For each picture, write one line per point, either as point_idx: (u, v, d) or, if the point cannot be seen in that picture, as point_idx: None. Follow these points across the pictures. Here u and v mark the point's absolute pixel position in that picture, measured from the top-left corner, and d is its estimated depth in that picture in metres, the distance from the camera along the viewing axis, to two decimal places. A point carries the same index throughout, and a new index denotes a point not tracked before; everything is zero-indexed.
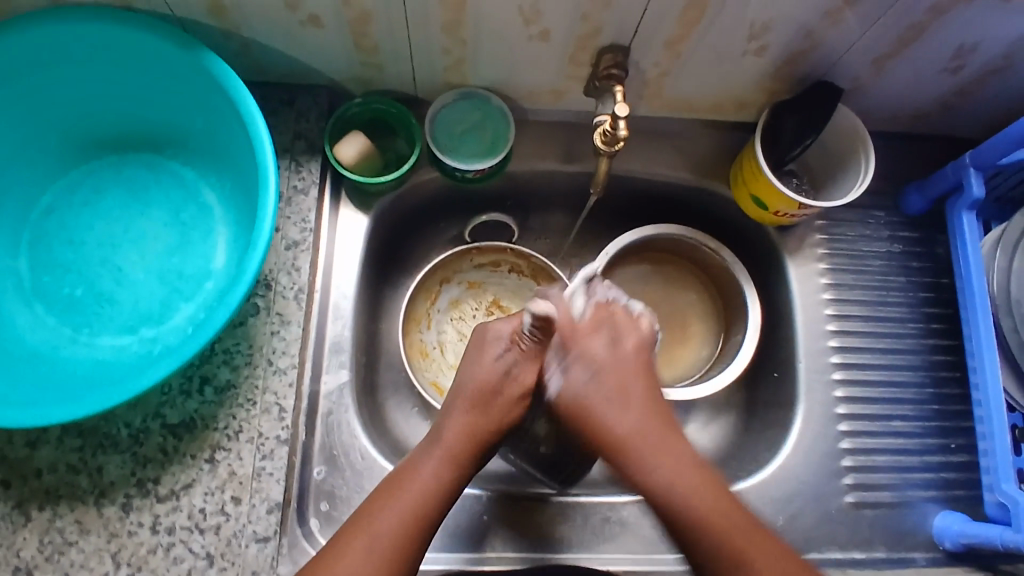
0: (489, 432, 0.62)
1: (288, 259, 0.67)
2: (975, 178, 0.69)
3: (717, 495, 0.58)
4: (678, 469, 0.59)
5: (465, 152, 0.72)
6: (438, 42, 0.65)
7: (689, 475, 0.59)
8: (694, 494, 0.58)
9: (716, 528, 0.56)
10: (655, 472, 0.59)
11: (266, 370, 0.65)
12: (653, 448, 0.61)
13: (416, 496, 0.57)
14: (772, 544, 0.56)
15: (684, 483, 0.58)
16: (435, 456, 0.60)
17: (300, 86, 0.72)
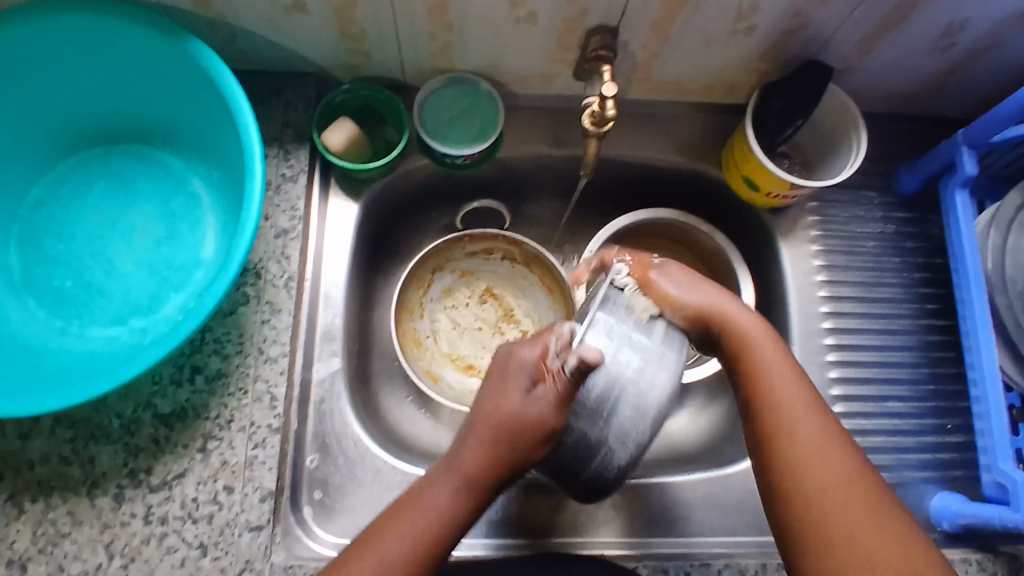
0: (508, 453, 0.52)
1: (278, 247, 0.67)
2: (969, 156, 0.68)
3: (830, 455, 0.51)
4: (811, 424, 0.53)
5: (454, 139, 0.71)
6: (424, 26, 0.64)
7: (811, 426, 0.52)
8: (814, 443, 0.52)
9: (806, 485, 0.51)
10: (793, 403, 0.54)
11: (257, 358, 0.64)
12: (784, 368, 0.56)
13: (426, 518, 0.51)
14: (879, 522, 0.49)
15: (812, 438, 0.52)
16: (474, 441, 0.52)
17: (287, 74, 0.72)
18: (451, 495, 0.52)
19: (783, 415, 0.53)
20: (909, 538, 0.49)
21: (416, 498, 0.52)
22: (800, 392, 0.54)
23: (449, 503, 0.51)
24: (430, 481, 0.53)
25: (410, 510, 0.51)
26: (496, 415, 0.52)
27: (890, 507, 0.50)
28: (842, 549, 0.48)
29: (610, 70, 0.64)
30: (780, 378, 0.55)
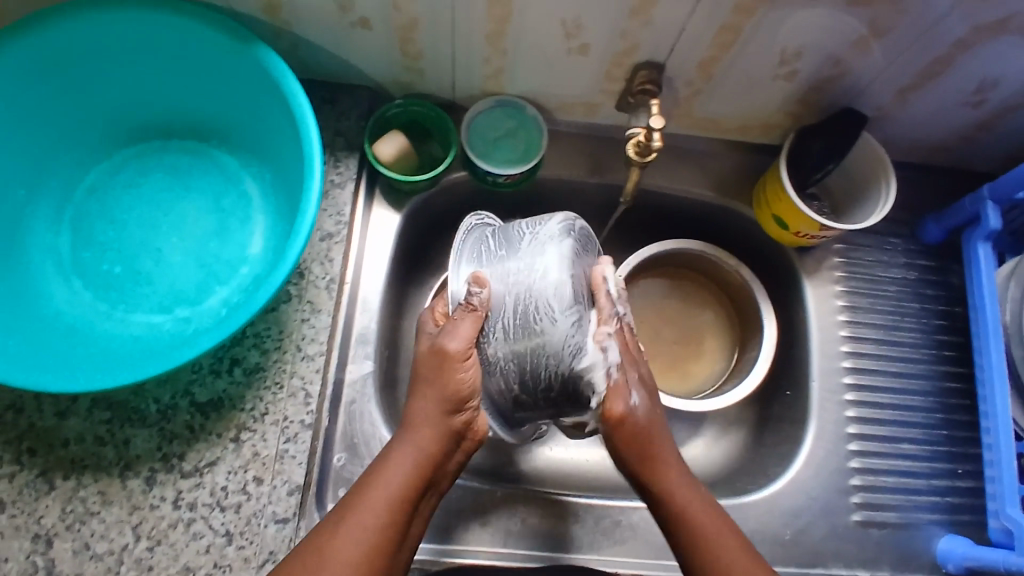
0: (433, 457, 0.55)
1: (322, 249, 0.69)
2: (993, 210, 0.71)
3: (709, 511, 0.58)
4: (688, 490, 0.59)
5: (498, 157, 0.74)
6: (480, 50, 0.67)
7: (696, 504, 0.58)
8: (699, 512, 0.58)
9: (701, 537, 0.57)
10: (674, 490, 0.58)
11: (295, 355, 0.66)
12: (675, 467, 0.59)
13: (385, 500, 0.53)
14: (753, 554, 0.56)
15: (696, 507, 0.58)
16: (403, 451, 0.55)
17: (344, 86, 0.75)
18: (408, 467, 0.54)
19: (676, 505, 0.58)
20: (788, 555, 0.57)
21: (379, 477, 0.54)
22: (673, 471, 0.59)
23: (407, 477, 0.54)
24: (387, 457, 0.55)
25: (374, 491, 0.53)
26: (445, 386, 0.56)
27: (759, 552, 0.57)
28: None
29: (656, 103, 0.67)
30: (669, 472, 0.59)
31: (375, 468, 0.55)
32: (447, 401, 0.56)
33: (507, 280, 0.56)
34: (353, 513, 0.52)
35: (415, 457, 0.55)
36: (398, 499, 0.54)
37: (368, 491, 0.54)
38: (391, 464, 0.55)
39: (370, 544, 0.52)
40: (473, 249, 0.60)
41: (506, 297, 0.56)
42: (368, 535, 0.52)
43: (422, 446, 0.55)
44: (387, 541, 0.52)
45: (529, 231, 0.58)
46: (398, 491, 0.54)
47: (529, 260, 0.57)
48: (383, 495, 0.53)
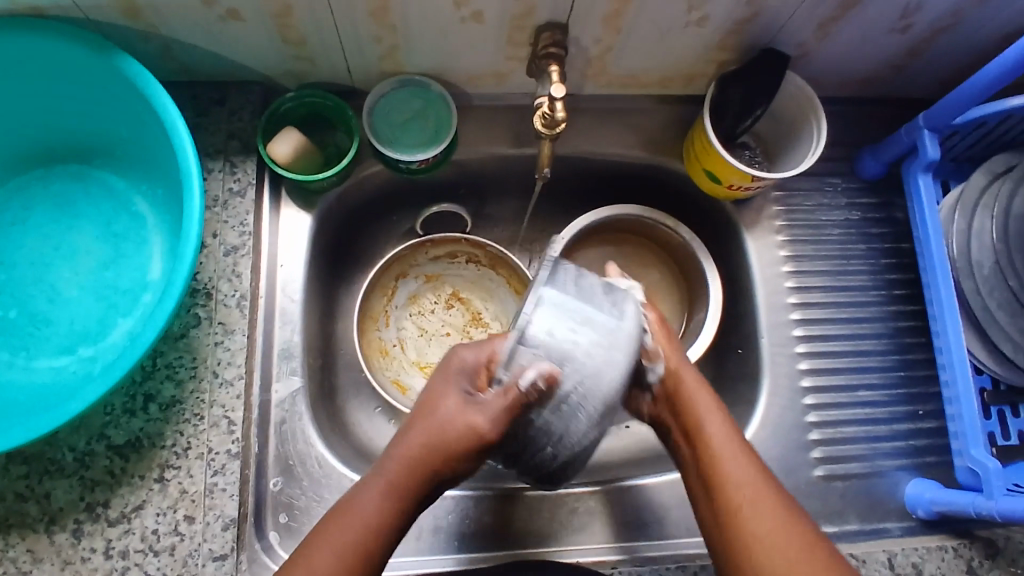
0: (410, 502, 0.52)
1: (228, 265, 0.65)
2: (930, 140, 0.67)
3: (743, 465, 0.55)
4: (719, 427, 0.57)
5: (406, 142, 0.69)
6: (367, 28, 0.62)
7: (726, 442, 0.57)
8: (722, 446, 0.56)
9: (725, 475, 0.55)
10: (707, 428, 0.57)
11: (212, 382, 0.62)
12: (712, 413, 0.58)
13: (353, 543, 0.50)
14: (772, 498, 0.54)
15: (733, 460, 0.56)
16: (373, 495, 0.51)
17: (231, 84, 0.69)
18: (383, 510, 0.51)
19: (708, 438, 0.57)
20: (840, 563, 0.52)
21: (341, 516, 0.51)
22: (706, 404, 0.58)
23: (382, 509, 0.51)
24: (357, 493, 0.52)
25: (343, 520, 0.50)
26: (433, 435, 0.51)
27: (791, 503, 0.55)
28: (736, 526, 0.53)
29: (558, 69, 0.62)
30: (700, 425, 0.57)
31: (340, 506, 0.52)
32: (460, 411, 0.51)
33: (590, 350, 0.49)
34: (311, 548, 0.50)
35: (412, 455, 0.52)
36: (376, 522, 0.51)
37: (330, 526, 0.50)
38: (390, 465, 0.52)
39: None
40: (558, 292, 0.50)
41: (582, 365, 0.48)
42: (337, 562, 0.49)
43: (394, 493, 0.52)
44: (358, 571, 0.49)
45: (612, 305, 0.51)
46: (384, 500, 0.51)
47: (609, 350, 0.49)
48: (358, 511, 0.51)
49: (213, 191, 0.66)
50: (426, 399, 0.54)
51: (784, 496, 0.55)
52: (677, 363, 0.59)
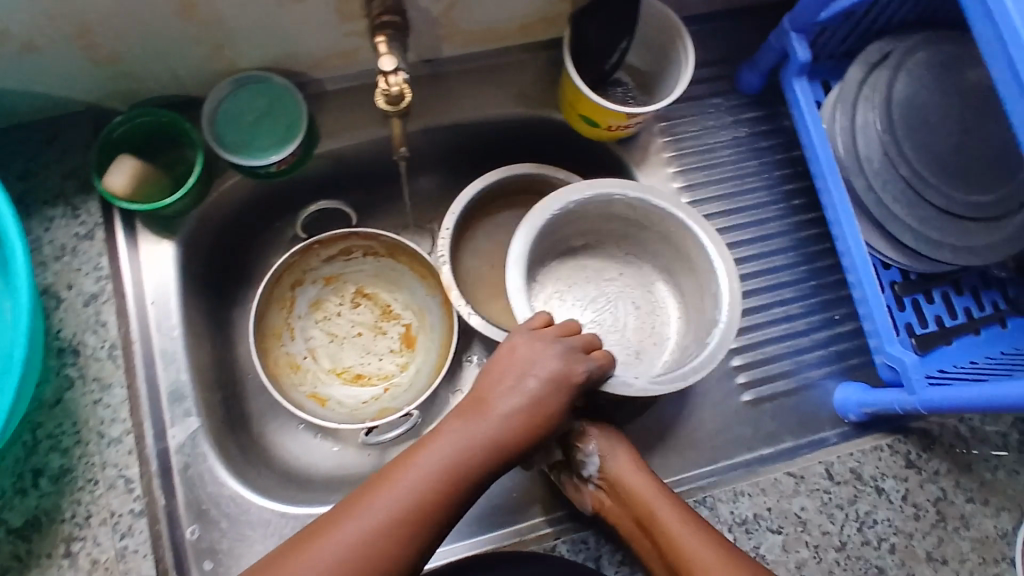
0: (484, 460, 0.52)
1: (90, 315, 0.60)
2: (799, 42, 0.65)
3: (698, 537, 0.55)
4: (665, 505, 0.57)
5: (260, 146, 0.63)
6: (179, 31, 0.56)
7: (672, 514, 0.56)
8: (672, 520, 0.56)
9: (681, 551, 0.54)
10: (657, 512, 0.56)
11: (100, 443, 0.58)
12: (659, 495, 0.58)
13: (410, 488, 0.50)
14: (725, 563, 0.53)
15: (687, 537, 0.55)
16: (452, 434, 0.52)
17: (56, 119, 0.63)
18: (454, 453, 0.51)
19: (660, 522, 0.56)
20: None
21: (415, 453, 0.52)
22: (648, 480, 0.58)
23: (454, 450, 0.51)
24: (434, 436, 0.53)
25: (394, 483, 0.50)
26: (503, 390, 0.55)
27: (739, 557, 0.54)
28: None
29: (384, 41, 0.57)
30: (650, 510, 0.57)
31: (421, 441, 0.53)
32: (566, 383, 0.55)
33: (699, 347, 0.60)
34: (379, 483, 0.50)
35: (470, 440, 0.52)
36: (424, 498, 0.50)
37: (403, 461, 0.51)
38: (440, 445, 0.52)
39: (381, 525, 0.48)
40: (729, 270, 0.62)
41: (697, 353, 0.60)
42: (378, 527, 0.48)
43: (473, 440, 0.52)
44: (379, 558, 0.47)
45: (671, 311, 0.71)
46: (433, 479, 0.50)
47: (645, 341, 0.70)
48: (406, 483, 0.50)
49: (58, 240, 0.61)
50: (481, 391, 0.55)
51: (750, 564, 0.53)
52: (613, 459, 0.60)
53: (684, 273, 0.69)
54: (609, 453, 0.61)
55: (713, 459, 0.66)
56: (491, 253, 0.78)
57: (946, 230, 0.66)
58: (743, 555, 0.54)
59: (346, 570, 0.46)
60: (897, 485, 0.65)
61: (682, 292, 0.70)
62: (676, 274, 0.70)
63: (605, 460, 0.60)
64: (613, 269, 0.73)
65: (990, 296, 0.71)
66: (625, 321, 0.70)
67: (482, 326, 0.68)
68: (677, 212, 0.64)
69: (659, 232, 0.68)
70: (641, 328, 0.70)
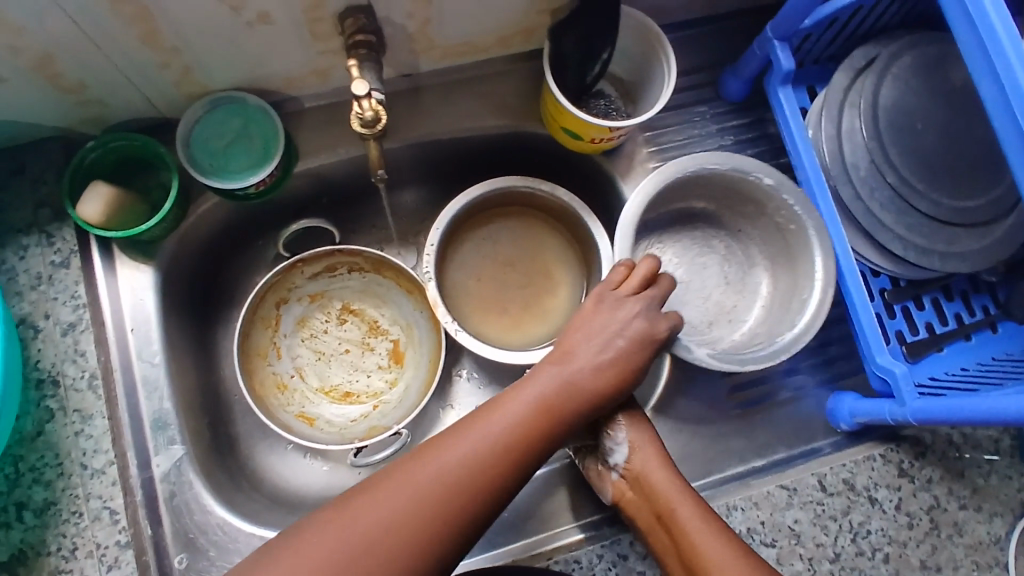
0: (570, 406, 0.54)
1: (68, 345, 0.59)
2: (782, 50, 0.64)
3: (717, 538, 0.54)
4: (687, 505, 0.56)
5: (236, 168, 0.63)
6: (146, 56, 0.55)
7: (690, 512, 0.55)
8: (690, 517, 0.55)
9: (694, 551, 0.53)
10: (677, 511, 0.56)
11: (83, 474, 0.58)
12: (680, 494, 0.57)
13: (505, 424, 0.51)
14: (743, 566, 0.52)
15: (705, 537, 0.54)
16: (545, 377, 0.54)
17: (27, 146, 0.62)
18: (545, 396, 0.53)
19: (681, 521, 0.55)
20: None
21: (507, 397, 0.53)
22: (671, 473, 0.58)
23: (544, 394, 0.53)
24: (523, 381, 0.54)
25: (494, 416, 0.51)
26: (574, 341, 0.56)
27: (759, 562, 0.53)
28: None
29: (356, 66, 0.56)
30: (671, 507, 0.56)
31: (513, 386, 0.54)
32: (644, 335, 0.57)
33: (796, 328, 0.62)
34: (472, 422, 0.51)
35: (563, 383, 0.54)
36: (520, 433, 0.51)
37: (497, 403, 0.53)
38: (534, 386, 0.54)
39: (476, 459, 0.49)
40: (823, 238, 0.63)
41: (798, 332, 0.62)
42: (479, 452, 0.49)
43: (566, 383, 0.54)
44: (476, 488, 0.48)
45: (758, 297, 0.69)
46: (529, 417, 0.52)
47: (721, 316, 0.68)
48: (504, 417, 0.51)
49: (34, 268, 0.60)
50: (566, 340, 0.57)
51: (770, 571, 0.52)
52: (641, 453, 0.59)
53: (777, 261, 0.68)
54: (637, 444, 0.60)
55: (704, 471, 0.66)
56: (478, 266, 0.77)
57: (934, 237, 0.65)
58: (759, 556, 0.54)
59: (447, 492, 0.47)
60: (889, 494, 0.65)
61: (775, 286, 0.68)
62: (773, 267, 0.69)
63: (632, 453, 0.59)
64: (718, 238, 0.71)
65: (979, 300, 0.71)
66: (701, 295, 0.69)
67: (469, 343, 0.68)
68: (805, 217, 0.63)
69: (765, 216, 0.67)
70: (721, 303, 0.69)
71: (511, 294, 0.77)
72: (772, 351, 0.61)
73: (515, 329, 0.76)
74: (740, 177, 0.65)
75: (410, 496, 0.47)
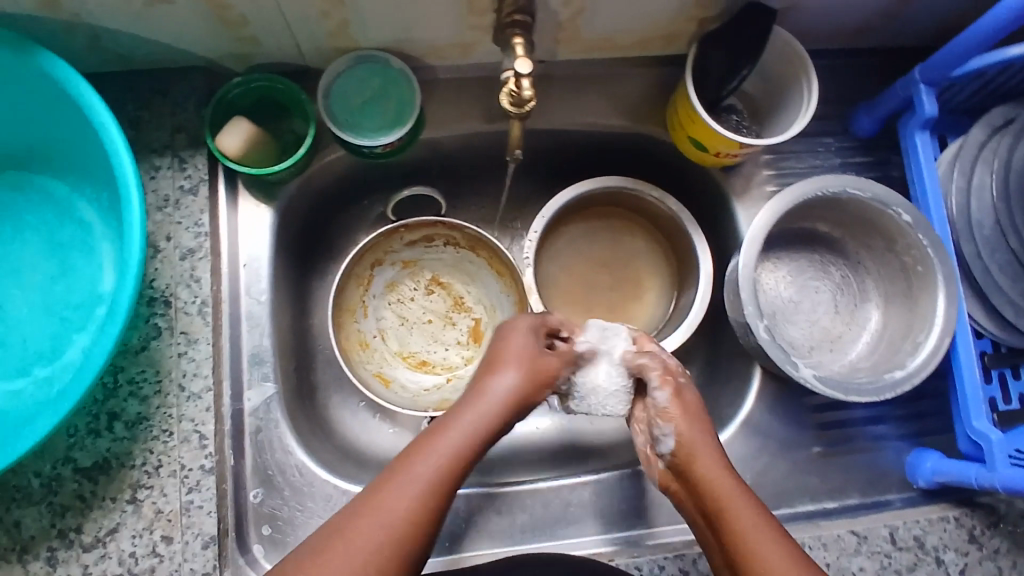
0: (488, 429, 0.53)
1: (185, 269, 0.61)
2: (926, 95, 0.64)
3: (772, 540, 0.50)
4: (739, 501, 0.52)
5: (368, 127, 0.64)
6: (309, 3, 0.56)
7: (744, 514, 0.51)
8: (744, 517, 0.51)
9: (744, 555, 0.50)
10: (730, 507, 0.52)
11: (179, 396, 0.59)
12: (734, 489, 0.53)
13: (477, 423, 0.52)
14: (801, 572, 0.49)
15: (761, 541, 0.50)
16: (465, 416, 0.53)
17: (173, 71, 0.64)
18: (470, 429, 0.52)
19: (734, 519, 0.51)
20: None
21: (473, 401, 0.54)
22: (722, 471, 0.54)
23: (506, 398, 0.54)
24: (452, 416, 0.53)
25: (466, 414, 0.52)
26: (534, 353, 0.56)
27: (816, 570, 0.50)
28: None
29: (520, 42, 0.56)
30: (723, 504, 0.52)
31: (471, 395, 0.55)
32: (527, 382, 0.55)
33: (902, 372, 0.61)
34: (442, 428, 0.52)
35: (472, 427, 0.52)
36: (489, 430, 0.53)
37: (473, 402, 0.53)
38: (449, 431, 0.52)
39: (450, 457, 0.50)
40: (949, 284, 0.61)
41: (904, 375, 0.61)
42: (416, 501, 0.48)
43: (503, 399, 0.54)
44: (448, 483, 0.50)
45: (867, 330, 0.68)
46: (494, 417, 0.53)
47: (823, 342, 0.68)
48: (435, 461, 0.50)
49: (163, 190, 0.62)
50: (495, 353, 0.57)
51: None
52: (689, 436, 0.55)
53: (892, 301, 0.67)
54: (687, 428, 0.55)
55: (774, 503, 0.66)
56: (571, 261, 0.77)
57: None
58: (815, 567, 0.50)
59: (429, 490, 0.48)
60: (958, 559, 0.64)
61: (886, 322, 0.67)
62: (888, 305, 0.68)
63: (681, 440, 0.55)
64: (835, 267, 0.70)
65: None
66: (807, 320, 0.69)
67: None
68: (936, 262, 0.62)
69: (893, 254, 0.66)
70: (827, 331, 0.68)
71: (598, 293, 0.77)
72: (879, 387, 0.60)
73: None
74: (879, 209, 0.63)
75: (400, 496, 0.48)
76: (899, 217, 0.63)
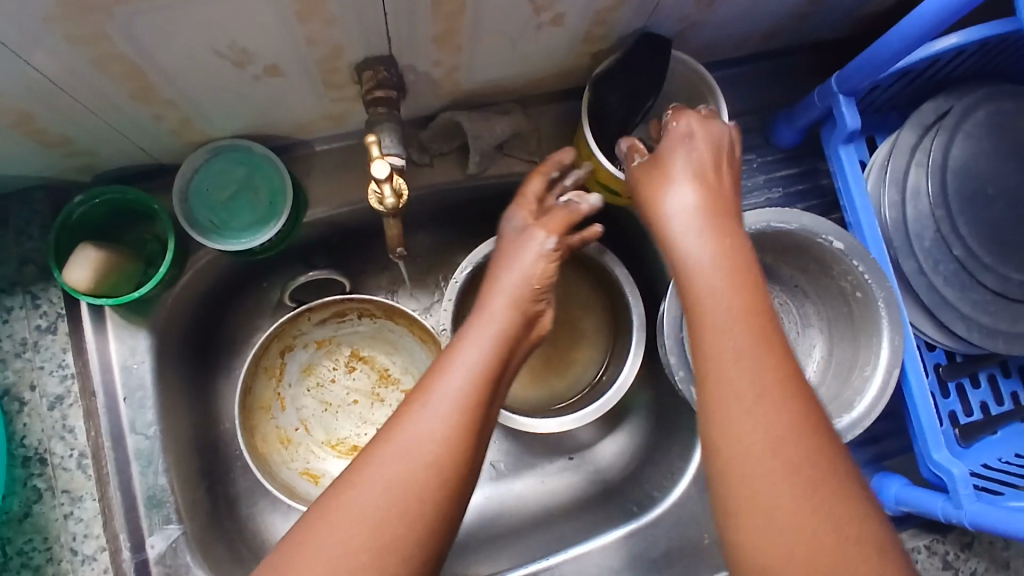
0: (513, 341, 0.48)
1: (56, 420, 0.55)
2: (847, 106, 0.58)
3: (772, 381, 0.39)
4: (733, 309, 0.41)
5: (238, 225, 0.57)
6: (137, 109, 0.48)
7: (756, 367, 0.39)
8: (738, 360, 0.40)
9: (740, 430, 0.38)
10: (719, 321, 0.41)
11: (73, 561, 0.54)
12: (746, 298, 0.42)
13: (494, 336, 0.47)
14: (797, 431, 0.38)
15: (761, 380, 0.39)
16: (479, 332, 0.47)
17: (9, 195, 0.56)
18: (488, 346, 0.46)
19: (712, 339, 0.41)
20: (861, 524, 0.36)
21: (477, 318, 0.48)
22: (730, 289, 0.42)
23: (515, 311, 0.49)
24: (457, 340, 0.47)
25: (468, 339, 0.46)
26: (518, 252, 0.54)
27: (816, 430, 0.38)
28: (740, 509, 0.37)
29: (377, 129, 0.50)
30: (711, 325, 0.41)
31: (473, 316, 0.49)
32: (525, 286, 0.51)
33: (845, 413, 0.57)
34: (452, 351, 0.46)
35: (488, 341, 0.46)
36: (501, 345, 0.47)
37: (473, 322, 0.48)
38: (465, 346, 0.46)
39: (472, 380, 0.43)
40: (894, 317, 0.57)
41: (848, 416, 0.57)
42: (449, 424, 0.41)
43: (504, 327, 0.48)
44: (479, 413, 0.43)
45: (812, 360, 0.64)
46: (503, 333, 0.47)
47: None
48: (463, 379, 0.43)
49: (18, 333, 0.55)
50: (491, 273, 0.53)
51: (836, 457, 0.38)
52: (682, 220, 0.46)
53: (838, 328, 0.62)
54: (674, 211, 0.47)
55: None
56: None
57: (1000, 316, 0.60)
58: (829, 443, 0.38)
59: (462, 427, 0.42)
60: None
61: (831, 352, 0.63)
62: (833, 332, 0.63)
63: (656, 209, 0.48)
64: (775, 293, 0.65)
65: None
66: None
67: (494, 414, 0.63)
68: (875, 289, 0.57)
69: (833, 279, 0.61)
70: None
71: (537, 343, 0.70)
72: None
73: (537, 383, 0.70)
74: (808, 237, 0.58)
75: (429, 424, 0.41)
76: (834, 245, 0.57)
